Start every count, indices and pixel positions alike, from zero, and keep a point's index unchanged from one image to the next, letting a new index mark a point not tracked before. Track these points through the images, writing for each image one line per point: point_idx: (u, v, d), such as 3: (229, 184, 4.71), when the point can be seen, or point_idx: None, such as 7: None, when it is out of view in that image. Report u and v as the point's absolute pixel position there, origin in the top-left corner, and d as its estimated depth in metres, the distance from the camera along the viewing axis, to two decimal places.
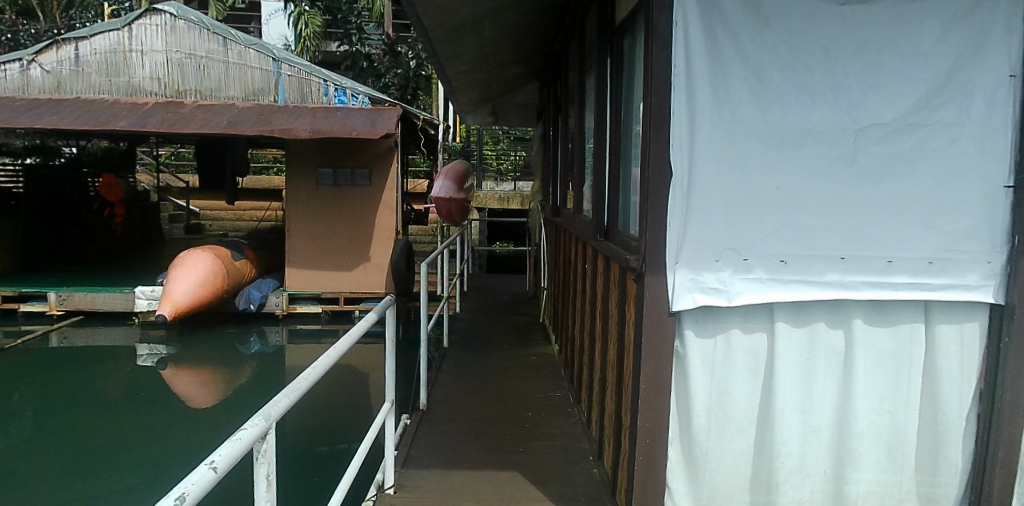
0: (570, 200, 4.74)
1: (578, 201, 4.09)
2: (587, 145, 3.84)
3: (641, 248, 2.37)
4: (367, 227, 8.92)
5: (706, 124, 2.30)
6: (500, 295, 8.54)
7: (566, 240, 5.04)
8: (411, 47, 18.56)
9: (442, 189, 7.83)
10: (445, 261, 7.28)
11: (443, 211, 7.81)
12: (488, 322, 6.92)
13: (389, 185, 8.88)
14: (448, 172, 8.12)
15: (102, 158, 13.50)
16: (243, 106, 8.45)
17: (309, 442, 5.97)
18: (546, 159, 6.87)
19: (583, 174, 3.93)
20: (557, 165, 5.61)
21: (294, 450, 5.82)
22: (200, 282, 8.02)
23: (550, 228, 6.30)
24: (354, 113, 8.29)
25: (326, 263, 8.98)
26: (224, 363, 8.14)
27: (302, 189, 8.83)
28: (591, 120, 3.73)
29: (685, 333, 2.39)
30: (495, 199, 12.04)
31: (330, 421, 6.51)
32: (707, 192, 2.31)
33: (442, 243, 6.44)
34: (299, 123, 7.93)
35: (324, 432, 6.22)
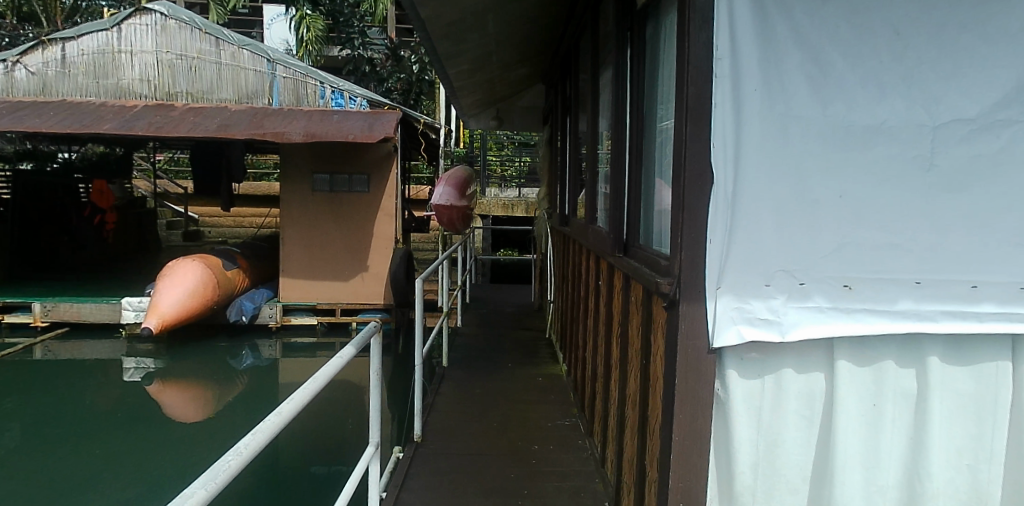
0: (580, 208, 4.34)
1: (589, 211, 3.69)
2: (602, 147, 3.44)
3: (674, 269, 1.95)
4: (364, 235, 8.53)
5: (754, 120, 1.89)
6: (503, 307, 8.12)
7: (575, 252, 4.64)
8: (414, 52, 18.24)
9: (442, 196, 7.44)
10: (445, 268, 6.66)
11: (444, 219, 7.41)
12: (491, 337, 6.51)
13: (388, 192, 8.50)
14: (449, 178, 7.73)
15: (98, 163, 13.17)
16: (235, 108, 8.07)
17: (299, 461, 5.56)
18: (553, 165, 6.48)
19: (596, 180, 3.53)
20: (565, 172, 5.22)
21: (284, 471, 5.40)
22: (188, 292, 7.57)
23: (557, 239, 5.90)
24: (351, 116, 7.93)
25: (322, 273, 8.58)
26: (214, 379, 7.73)
27: (298, 195, 8.45)
28: (606, 121, 3.34)
29: (727, 373, 1.97)
30: (499, 206, 11.64)
31: (324, 437, 6.07)
32: (756, 202, 1.90)
33: (443, 251, 5.99)
34: (294, 127, 7.55)
35: (316, 449, 5.79)
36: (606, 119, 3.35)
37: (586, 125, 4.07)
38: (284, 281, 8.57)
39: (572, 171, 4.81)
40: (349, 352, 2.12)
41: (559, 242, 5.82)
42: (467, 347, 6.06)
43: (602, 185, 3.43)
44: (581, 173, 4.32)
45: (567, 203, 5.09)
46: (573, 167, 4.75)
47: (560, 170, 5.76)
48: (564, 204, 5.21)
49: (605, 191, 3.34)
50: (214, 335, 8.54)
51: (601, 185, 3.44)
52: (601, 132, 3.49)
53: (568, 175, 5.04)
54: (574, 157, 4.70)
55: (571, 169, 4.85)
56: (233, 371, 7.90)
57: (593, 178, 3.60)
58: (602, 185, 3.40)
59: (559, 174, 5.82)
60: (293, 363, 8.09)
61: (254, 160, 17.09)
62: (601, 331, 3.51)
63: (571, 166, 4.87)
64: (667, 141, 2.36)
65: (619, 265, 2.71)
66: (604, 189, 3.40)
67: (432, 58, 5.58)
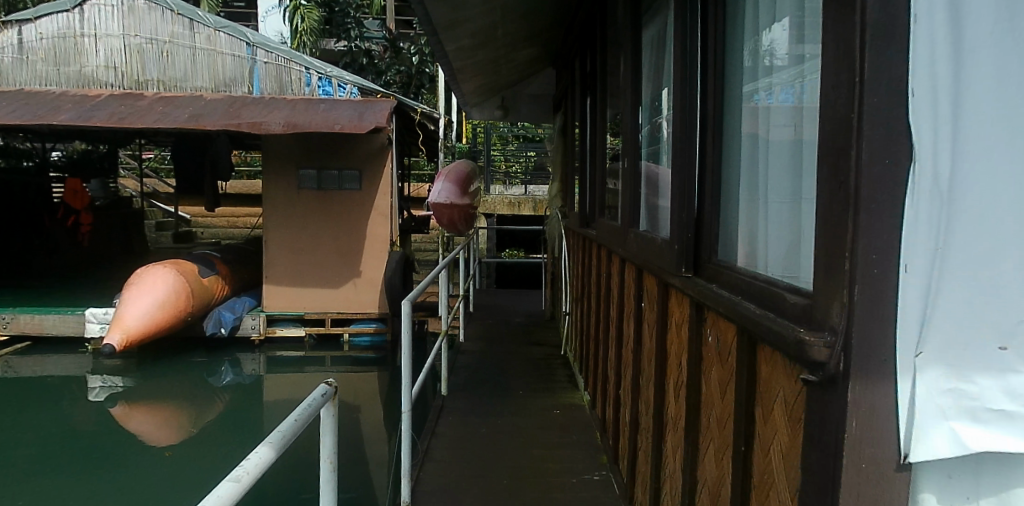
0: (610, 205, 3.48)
1: (625, 209, 2.83)
2: (648, 124, 2.57)
3: (831, 318, 1.10)
4: (357, 237, 7.68)
5: (986, 48, 1.03)
6: (511, 317, 7.26)
7: (601, 259, 3.80)
8: (414, 43, 17.38)
9: (442, 194, 6.58)
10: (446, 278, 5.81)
11: (444, 219, 6.58)
12: (500, 354, 5.66)
13: (383, 189, 7.65)
14: (451, 171, 6.86)
15: (77, 161, 12.37)
16: (210, 98, 7.23)
17: (278, 491, 4.72)
18: (569, 156, 5.61)
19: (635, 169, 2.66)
20: (585, 165, 4.37)
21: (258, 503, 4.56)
22: (157, 303, 6.66)
23: (576, 241, 5.05)
24: (340, 105, 7.12)
25: (311, 279, 7.71)
26: (190, 401, 6.87)
27: (282, 194, 7.60)
28: (656, 88, 2.46)
29: (923, 503, 1.12)
30: (505, 204, 10.80)
31: (308, 457, 5.22)
32: (986, 199, 1.04)
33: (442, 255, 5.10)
34: (274, 117, 6.67)
35: (301, 475, 4.95)
36: (654, 87, 2.49)
37: (620, 102, 3.21)
38: (268, 288, 7.69)
39: (596, 168, 3.96)
40: (246, 475, 1.12)
41: (578, 245, 4.95)
42: (470, 366, 5.18)
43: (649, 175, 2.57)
44: (613, 164, 3.45)
45: (590, 200, 4.22)
46: (598, 161, 3.89)
47: (579, 160, 4.90)
48: (585, 202, 4.35)
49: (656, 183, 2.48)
50: (191, 349, 7.69)
51: (648, 176, 2.57)
52: (645, 107, 2.62)
53: (591, 169, 4.17)
54: (600, 146, 3.84)
55: (596, 163, 4.00)
56: (211, 390, 7.07)
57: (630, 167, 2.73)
58: (650, 175, 2.54)
59: (578, 165, 4.96)
60: (279, 380, 7.25)
61: (247, 157, 16.29)
62: (643, 367, 2.65)
63: (596, 160, 4.01)
64: (785, 98, 1.50)
65: (689, 289, 1.85)
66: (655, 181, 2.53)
67: (428, 28, 4.72)
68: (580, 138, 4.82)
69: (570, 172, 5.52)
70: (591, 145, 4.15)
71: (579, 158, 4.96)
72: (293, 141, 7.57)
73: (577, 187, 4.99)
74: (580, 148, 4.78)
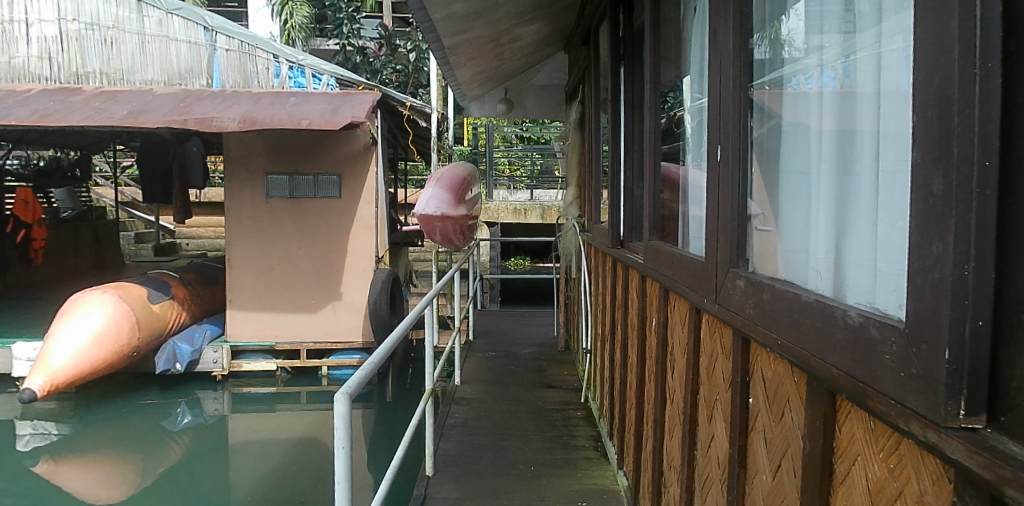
0: (670, 216, 2.36)
1: (715, 233, 1.65)
2: (794, 85, 1.39)
3: None
4: (336, 253, 6.56)
5: None
6: (519, 347, 6.12)
7: (647, 296, 2.65)
8: (411, 39, 16.24)
9: (432, 203, 5.17)
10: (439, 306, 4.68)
11: (436, 234, 5.24)
12: (505, 401, 4.53)
13: (366, 198, 6.53)
14: (442, 174, 5.48)
15: (41, 169, 11.33)
16: (160, 92, 6.12)
17: None
18: (591, 155, 4.44)
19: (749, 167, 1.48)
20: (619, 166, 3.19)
21: None
22: (90, 337, 5.56)
23: (602, 261, 3.88)
24: (313, 98, 6.03)
25: (283, 304, 6.57)
26: (135, 451, 5.75)
27: (248, 203, 6.49)
28: (832, 12, 1.27)
29: None
30: (510, 211, 9.66)
31: None
32: None
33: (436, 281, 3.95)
34: (230, 112, 5.53)
35: None
36: (822, 12, 1.30)
37: (700, 63, 2.02)
38: (232, 315, 6.56)
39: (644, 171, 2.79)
40: None
41: (604, 266, 3.79)
42: (467, 424, 4.03)
43: (795, 179, 1.40)
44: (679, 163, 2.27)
45: (630, 215, 3.04)
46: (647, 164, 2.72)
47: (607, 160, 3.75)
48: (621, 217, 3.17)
49: (816, 191, 1.31)
50: (142, 386, 6.56)
51: (795, 182, 1.39)
52: (786, 58, 1.43)
53: (632, 171, 3.00)
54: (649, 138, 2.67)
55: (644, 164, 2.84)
56: (162, 437, 5.93)
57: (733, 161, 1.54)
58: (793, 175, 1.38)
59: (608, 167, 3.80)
60: (243, 426, 6.12)
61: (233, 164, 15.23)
62: None
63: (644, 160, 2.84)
64: None
65: (1008, 483, 0.68)
66: (806, 191, 1.36)
67: None
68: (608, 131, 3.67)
69: (593, 175, 4.36)
70: (633, 138, 2.99)
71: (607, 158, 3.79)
72: (260, 141, 6.44)
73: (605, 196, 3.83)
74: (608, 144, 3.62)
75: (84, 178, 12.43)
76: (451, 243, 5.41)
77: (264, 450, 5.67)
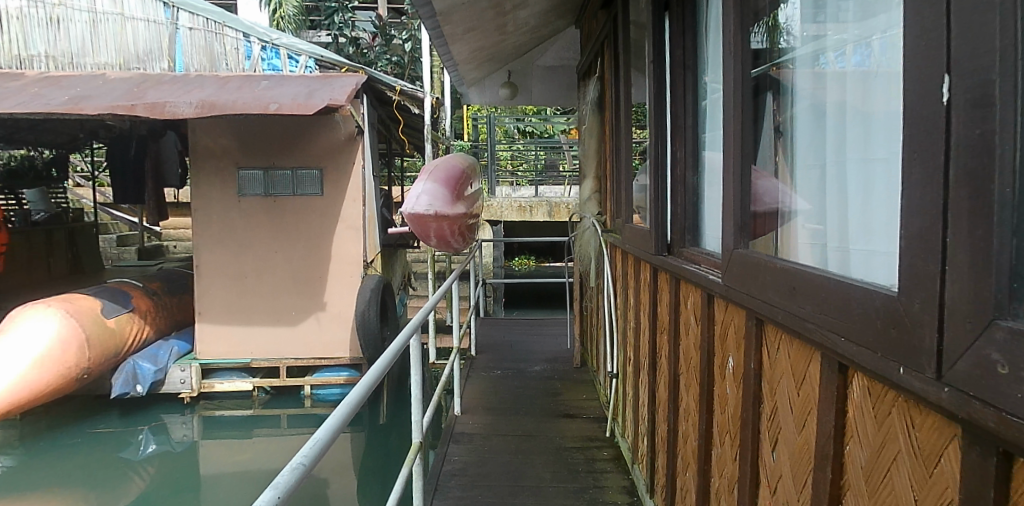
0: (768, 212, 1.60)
1: (903, 267, 0.91)
2: None
3: None
4: (318, 257, 5.79)
5: None
6: (528, 364, 5.34)
7: (721, 324, 1.89)
8: (407, 29, 15.42)
9: (422, 199, 4.21)
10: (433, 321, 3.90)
11: (432, 236, 4.25)
12: (514, 437, 3.76)
13: (352, 195, 5.75)
14: (439, 165, 4.59)
15: (10, 169, 10.57)
16: (113, 76, 5.37)
17: None
18: (617, 145, 3.71)
19: (1017, 155, 0.73)
20: (658, 157, 2.46)
21: None
22: (30, 361, 4.79)
23: (634, 270, 3.14)
24: (289, 82, 5.28)
25: (259, 316, 5.80)
26: (88, 487, 4.98)
27: (218, 203, 5.72)
28: None
29: None
30: (515, 209, 8.88)
31: None
32: None
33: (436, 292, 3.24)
34: (188, 96, 4.76)
35: None
36: None
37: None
38: (201, 329, 5.79)
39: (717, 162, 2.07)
40: None
41: (638, 273, 3.04)
42: (467, 473, 3.26)
43: None
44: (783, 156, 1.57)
45: (684, 223, 2.32)
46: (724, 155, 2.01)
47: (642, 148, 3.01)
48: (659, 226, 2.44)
49: None
50: (102, 411, 5.80)
51: None
52: None
53: (687, 162, 2.29)
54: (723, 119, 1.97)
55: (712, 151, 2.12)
56: (120, 470, 5.17)
57: (956, 148, 0.79)
58: None
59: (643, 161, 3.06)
60: (214, 456, 5.36)
61: None
62: None
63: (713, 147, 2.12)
64: None
65: None
66: None
67: None
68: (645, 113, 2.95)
69: (619, 166, 3.63)
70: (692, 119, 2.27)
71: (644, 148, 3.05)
72: (230, 131, 5.66)
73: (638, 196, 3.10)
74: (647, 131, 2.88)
75: (60, 178, 11.69)
76: (450, 246, 4.45)
77: (235, 484, 4.90)
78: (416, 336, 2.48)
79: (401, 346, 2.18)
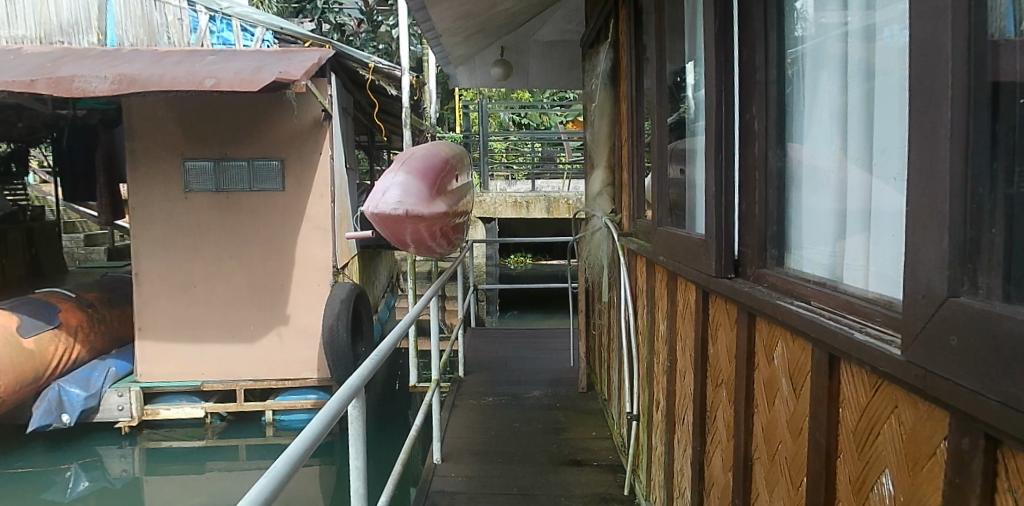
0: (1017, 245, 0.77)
1: None
2: None
3: None
4: (280, 263, 4.96)
5: None
6: (525, 387, 4.53)
7: (862, 413, 1.09)
8: (394, 14, 14.48)
9: (392, 194, 3.15)
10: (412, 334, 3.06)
11: (404, 238, 3.25)
12: (508, 497, 2.95)
13: (319, 190, 4.92)
14: (412, 154, 3.61)
15: None
16: (31, 51, 4.52)
17: None
18: (640, 124, 2.90)
19: None
20: (714, 147, 1.63)
21: None
22: None
23: (668, 281, 2.32)
24: (240, 57, 4.45)
25: (212, 332, 4.98)
26: None
27: (161, 200, 4.89)
28: None
29: None
30: (510, 205, 8.04)
31: None
32: None
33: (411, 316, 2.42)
34: (112, 71, 3.93)
35: None
36: None
37: None
38: (144, 347, 4.97)
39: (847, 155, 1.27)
40: None
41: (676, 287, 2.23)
42: None
43: None
44: None
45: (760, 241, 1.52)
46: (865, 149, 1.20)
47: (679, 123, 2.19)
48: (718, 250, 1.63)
49: None
50: (28, 442, 4.97)
51: None
52: None
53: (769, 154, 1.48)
54: (882, 96, 1.12)
55: (829, 141, 1.33)
56: None
57: None
58: None
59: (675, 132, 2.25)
60: (156, 496, 4.53)
61: None
62: None
63: (830, 131, 1.33)
64: None
65: None
66: None
67: None
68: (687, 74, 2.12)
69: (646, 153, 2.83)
70: (787, 92, 1.45)
71: (678, 114, 2.22)
72: (174, 117, 4.83)
73: (670, 190, 2.29)
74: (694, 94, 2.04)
75: (19, 173, 10.80)
76: (415, 247, 3.44)
77: None
78: (357, 403, 1.60)
79: (323, 433, 1.29)
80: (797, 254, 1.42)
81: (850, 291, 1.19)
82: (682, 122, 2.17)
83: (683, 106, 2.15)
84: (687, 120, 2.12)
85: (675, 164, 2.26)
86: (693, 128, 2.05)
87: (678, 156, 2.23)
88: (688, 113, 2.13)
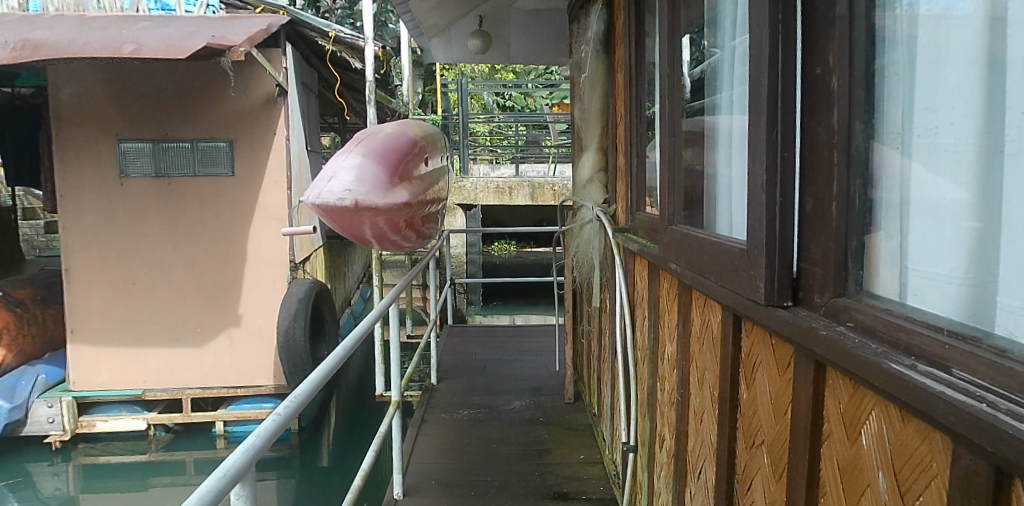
0: None
1: None
2: None
3: None
4: (231, 256, 4.41)
5: None
6: (506, 396, 4.04)
7: None
8: None
9: (340, 181, 2.55)
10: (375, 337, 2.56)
11: (358, 232, 2.65)
12: None
13: (273, 175, 4.37)
14: (365, 137, 3.02)
15: None
16: None
17: None
18: (642, 97, 2.38)
19: None
20: (762, 120, 1.13)
21: None
22: None
23: (679, 295, 1.82)
24: (178, 22, 3.87)
25: (154, 334, 4.43)
26: None
27: (93, 186, 4.31)
28: None
29: None
30: (492, 191, 7.49)
31: None
32: None
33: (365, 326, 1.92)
34: (20, 36, 3.34)
35: None
36: None
37: None
38: (78, 352, 4.41)
39: (1018, 133, 0.81)
40: None
41: (694, 304, 1.72)
42: None
43: None
44: None
45: (832, 254, 1.03)
46: None
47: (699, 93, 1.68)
48: (769, 267, 1.13)
49: None
50: None
51: None
52: None
53: (852, 127, 0.99)
54: None
55: (974, 115, 0.87)
56: None
57: None
58: None
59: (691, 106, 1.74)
60: None
61: None
62: None
63: (979, 100, 0.86)
64: None
65: None
66: None
67: None
68: (714, 26, 1.60)
69: (651, 131, 2.32)
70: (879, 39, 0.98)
71: (699, 83, 1.72)
72: (106, 92, 4.24)
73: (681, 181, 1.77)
74: (725, 53, 1.53)
75: None
76: (370, 241, 2.87)
77: None
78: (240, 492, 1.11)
79: None
80: (901, 280, 0.96)
81: (1021, 362, 0.72)
82: (706, 91, 1.66)
83: (707, 69, 1.63)
84: (713, 91, 1.61)
85: (691, 149, 1.75)
86: (721, 100, 1.55)
87: (698, 138, 1.72)
88: (713, 81, 1.62)
